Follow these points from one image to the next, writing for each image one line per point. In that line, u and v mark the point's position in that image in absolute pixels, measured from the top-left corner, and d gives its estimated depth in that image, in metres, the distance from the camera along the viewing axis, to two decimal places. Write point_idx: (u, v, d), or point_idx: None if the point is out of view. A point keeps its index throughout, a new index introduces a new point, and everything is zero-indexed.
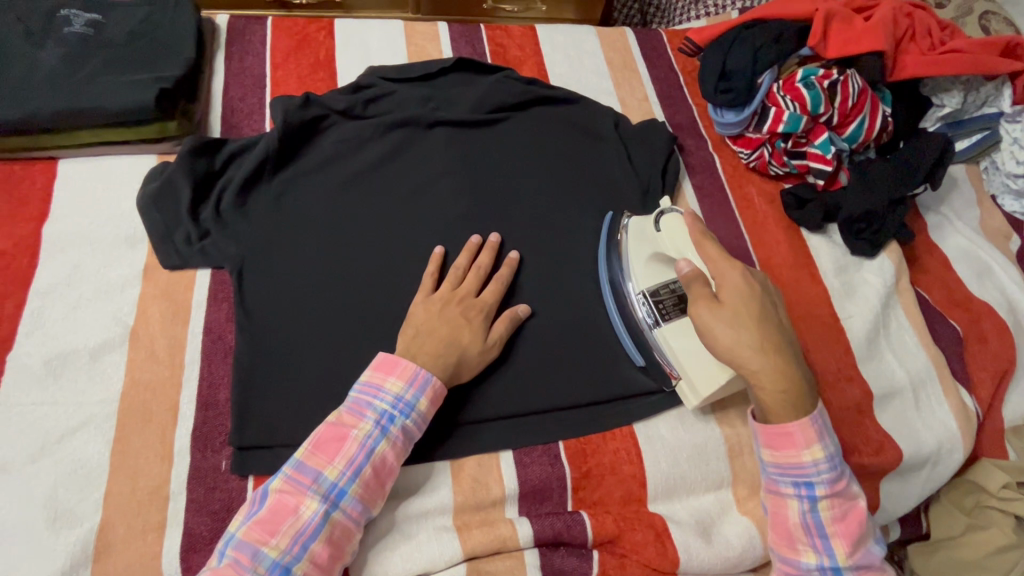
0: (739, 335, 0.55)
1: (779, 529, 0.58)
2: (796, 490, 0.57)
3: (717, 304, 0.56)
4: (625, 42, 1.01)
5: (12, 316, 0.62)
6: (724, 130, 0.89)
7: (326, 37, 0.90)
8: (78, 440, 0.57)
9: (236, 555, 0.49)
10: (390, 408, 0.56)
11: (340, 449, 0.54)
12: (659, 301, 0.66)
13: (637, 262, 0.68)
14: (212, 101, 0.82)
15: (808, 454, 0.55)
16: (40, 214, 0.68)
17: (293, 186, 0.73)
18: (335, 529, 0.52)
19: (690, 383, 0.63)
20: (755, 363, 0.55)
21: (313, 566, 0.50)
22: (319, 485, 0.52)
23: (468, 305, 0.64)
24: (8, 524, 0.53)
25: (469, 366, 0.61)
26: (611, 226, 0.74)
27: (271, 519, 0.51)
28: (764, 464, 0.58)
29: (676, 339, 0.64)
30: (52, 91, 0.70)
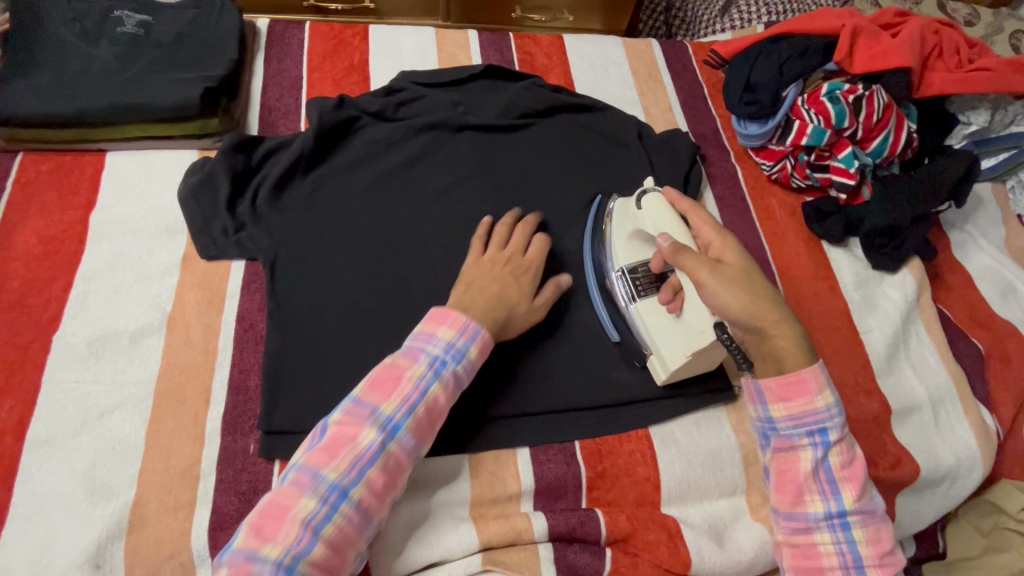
0: (750, 290, 0.57)
1: (788, 483, 0.57)
2: (809, 439, 0.56)
3: (721, 267, 0.58)
4: (651, 53, 1.03)
5: (59, 298, 0.65)
6: (747, 142, 0.91)
7: (361, 42, 0.93)
8: (117, 418, 0.60)
9: (297, 477, 0.51)
10: (441, 354, 0.58)
11: (395, 387, 0.55)
12: (636, 278, 0.68)
13: (618, 240, 0.71)
14: (251, 100, 0.85)
15: (821, 400, 0.56)
16: (88, 203, 0.72)
17: (325, 183, 0.76)
18: (390, 460, 0.54)
19: (660, 357, 0.65)
20: (770, 313, 0.57)
21: (368, 492, 0.52)
22: (376, 416, 0.54)
23: (515, 265, 0.67)
24: (50, 494, 0.55)
25: (512, 325, 0.64)
26: (595, 219, 0.76)
27: (330, 446, 0.52)
28: (775, 418, 0.57)
29: (649, 313, 0.66)
30: (104, 88, 0.73)
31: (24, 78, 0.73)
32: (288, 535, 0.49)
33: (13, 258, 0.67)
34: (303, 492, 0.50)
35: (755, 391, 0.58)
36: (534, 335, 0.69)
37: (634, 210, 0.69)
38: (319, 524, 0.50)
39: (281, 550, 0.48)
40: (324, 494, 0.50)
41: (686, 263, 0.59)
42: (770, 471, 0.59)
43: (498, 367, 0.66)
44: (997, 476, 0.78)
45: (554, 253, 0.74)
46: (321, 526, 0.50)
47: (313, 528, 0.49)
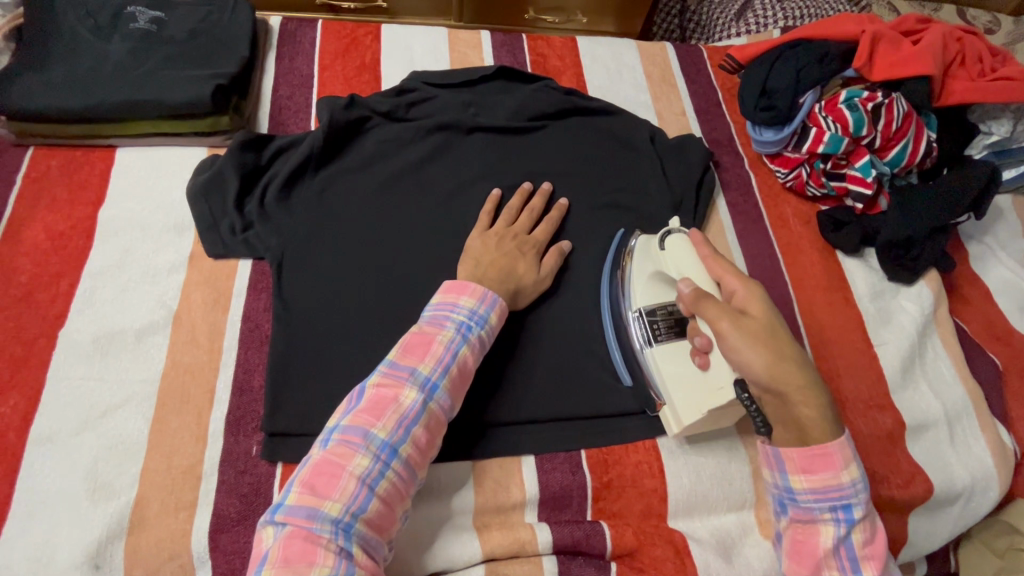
0: (776, 350, 0.54)
1: (805, 555, 0.55)
2: (832, 514, 0.54)
3: (746, 321, 0.55)
4: (665, 56, 1.02)
5: (65, 294, 0.65)
6: (762, 148, 0.89)
7: (373, 41, 0.93)
8: (121, 416, 0.59)
9: (346, 437, 0.51)
10: (466, 320, 0.60)
11: (427, 351, 0.57)
12: (654, 322, 0.65)
13: (638, 282, 0.67)
14: (262, 98, 0.85)
15: (846, 474, 0.53)
16: (97, 200, 0.72)
17: (334, 183, 0.75)
18: (431, 417, 0.55)
19: (673, 410, 0.62)
20: (795, 378, 0.54)
21: (415, 449, 0.53)
22: (414, 378, 0.55)
23: (522, 241, 0.70)
24: (52, 491, 0.55)
25: (523, 294, 0.67)
26: (619, 247, 0.73)
27: (374, 406, 0.53)
28: (796, 490, 0.54)
29: (665, 362, 0.62)
30: (116, 83, 0.73)
31: (37, 73, 0.73)
32: (345, 491, 0.49)
33: (22, 252, 0.67)
34: (355, 450, 0.51)
35: (773, 458, 0.56)
36: (542, 341, 0.68)
37: (657, 252, 0.67)
38: (374, 479, 0.50)
39: (341, 506, 0.48)
40: (377, 451, 0.51)
41: (708, 313, 0.57)
42: (784, 538, 0.57)
43: (505, 373, 0.65)
44: (1014, 495, 0.76)
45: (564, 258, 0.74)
46: (377, 481, 0.50)
47: (369, 483, 0.50)
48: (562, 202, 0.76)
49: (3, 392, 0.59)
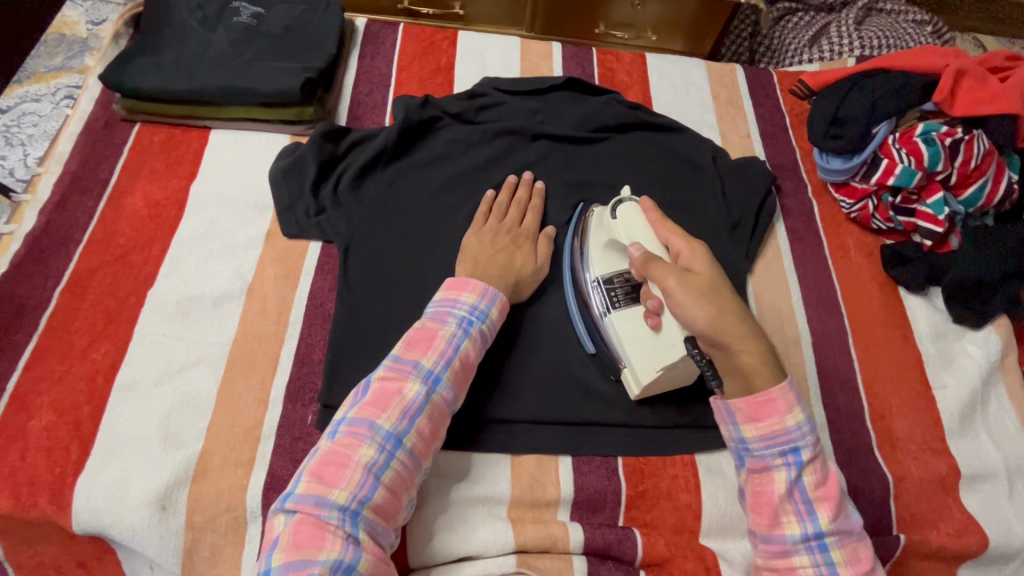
0: (717, 303, 0.54)
1: (762, 506, 0.53)
2: (783, 459, 0.52)
3: (690, 276, 0.56)
4: (734, 78, 1.02)
5: (157, 257, 0.71)
6: (828, 176, 0.88)
7: (450, 47, 0.97)
8: (194, 373, 0.64)
9: (352, 428, 0.53)
10: (467, 314, 0.62)
11: (431, 345, 0.59)
12: (612, 290, 0.67)
13: (594, 250, 0.70)
14: (343, 93, 0.90)
15: (792, 418, 0.52)
16: (190, 175, 0.78)
17: (403, 177, 0.79)
18: (434, 409, 0.57)
19: (633, 372, 0.64)
20: (739, 328, 0.54)
21: (419, 440, 0.55)
22: (417, 370, 0.57)
23: (515, 234, 0.72)
24: (130, 433, 0.60)
25: (523, 284, 0.69)
26: (579, 217, 0.77)
27: (378, 399, 0.55)
28: (747, 439, 0.53)
29: (623, 325, 0.65)
30: (217, 71, 0.80)
31: (151, 57, 0.81)
32: (351, 481, 0.51)
33: (122, 217, 0.74)
34: (361, 441, 0.53)
35: (724, 410, 0.54)
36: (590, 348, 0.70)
37: (608, 220, 0.68)
38: (380, 469, 0.52)
39: (347, 495, 0.50)
40: (381, 442, 0.53)
41: (656, 272, 0.57)
42: (746, 492, 0.55)
43: (549, 373, 0.67)
44: None
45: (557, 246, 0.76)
46: (382, 471, 0.52)
47: (374, 473, 0.52)
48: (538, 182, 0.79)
49: (95, 341, 0.65)
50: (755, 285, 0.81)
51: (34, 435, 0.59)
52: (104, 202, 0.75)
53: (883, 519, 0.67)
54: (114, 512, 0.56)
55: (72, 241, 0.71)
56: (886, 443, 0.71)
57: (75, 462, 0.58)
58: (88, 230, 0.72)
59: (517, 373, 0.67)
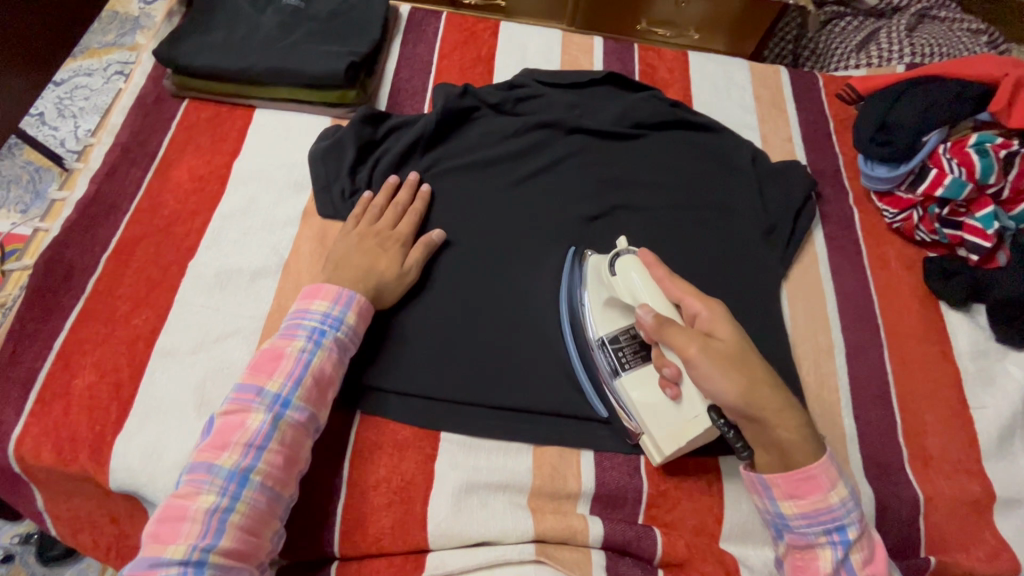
0: (744, 373, 0.54)
1: None
2: (827, 537, 0.53)
3: (712, 345, 0.55)
4: (778, 80, 0.99)
5: (199, 230, 0.73)
6: (872, 184, 0.85)
7: (491, 37, 0.97)
8: (229, 344, 0.66)
9: (191, 476, 0.52)
10: (318, 324, 0.61)
11: (277, 366, 0.58)
12: (619, 349, 0.64)
13: (595, 308, 0.67)
14: (384, 79, 0.91)
15: (835, 495, 0.53)
16: (233, 152, 0.80)
17: (438, 164, 0.80)
18: (286, 433, 0.56)
19: (654, 440, 0.61)
20: (771, 401, 0.54)
21: (270, 469, 0.54)
22: (261, 398, 0.56)
23: (384, 238, 0.70)
24: (167, 398, 0.62)
25: (386, 289, 0.67)
26: (572, 261, 0.73)
27: (219, 438, 0.54)
28: (788, 515, 0.54)
29: (636, 389, 0.62)
30: (264, 52, 0.81)
31: (202, 35, 0.83)
32: (189, 533, 0.50)
33: (168, 189, 0.76)
34: (199, 488, 0.52)
35: (760, 485, 0.55)
36: None
37: (607, 276, 0.64)
38: (224, 511, 0.51)
39: (187, 547, 0.49)
40: (222, 484, 0.52)
41: (675, 340, 0.55)
42: (786, 564, 0.56)
43: (575, 368, 0.67)
44: None
45: (443, 248, 0.73)
46: (228, 514, 0.51)
47: (219, 517, 0.51)
48: (423, 184, 0.77)
49: (137, 307, 0.67)
50: (789, 291, 0.79)
51: (76, 393, 0.61)
52: (151, 173, 0.77)
53: (910, 537, 0.66)
54: (149, 473, 0.58)
55: (119, 210, 0.74)
56: (918, 460, 0.70)
57: (115, 421, 0.60)
58: (135, 199, 0.75)
59: (544, 365, 0.67)
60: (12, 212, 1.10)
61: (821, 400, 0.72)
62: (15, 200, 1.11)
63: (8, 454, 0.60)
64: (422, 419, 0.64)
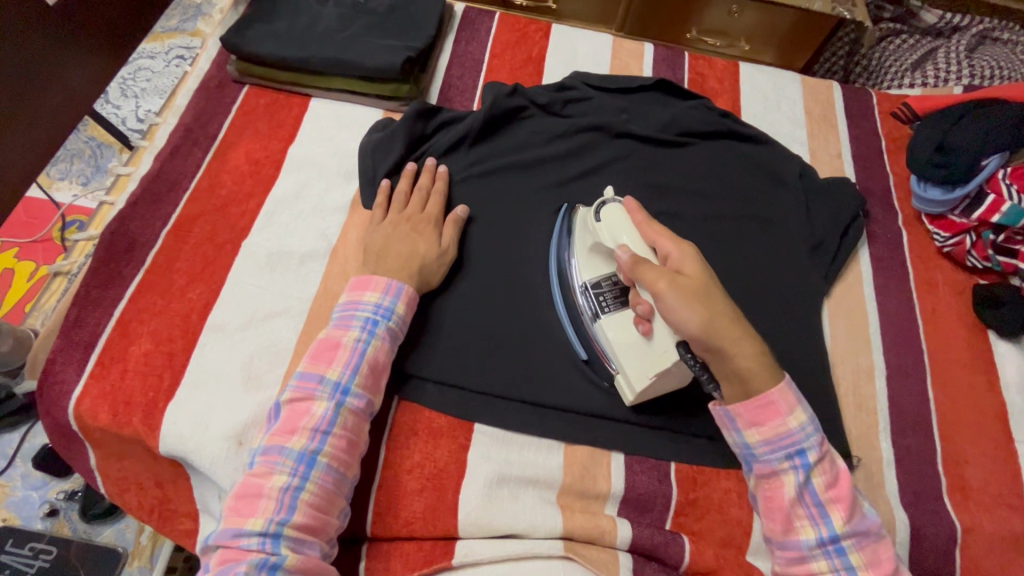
0: (709, 306, 0.54)
1: (773, 510, 0.54)
2: (789, 462, 0.53)
3: (680, 278, 0.55)
4: (830, 95, 0.98)
5: (253, 212, 0.76)
6: (923, 206, 0.83)
7: (542, 38, 0.98)
8: (276, 323, 0.68)
9: (265, 456, 0.55)
10: (372, 314, 0.63)
11: (334, 355, 0.60)
12: (600, 294, 0.66)
13: (580, 254, 0.69)
14: (436, 75, 0.93)
15: (793, 419, 0.53)
16: (288, 138, 0.82)
17: (486, 161, 0.81)
18: (348, 419, 0.58)
19: (626, 377, 0.62)
20: (730, 330, 0.54)
21: (336, 453, 0.56)
22: (323, 386, 0.58)
23: (415, 222, 0.71)
24: (217, 370, 0.64)
25: (429, 272, 0.68)
26: (564, 220, 0.76)
27: (287, 423, 0.57)
28: (752, 445, 0.54)
29: (614, 330, 0.63)
30: (324, 43, 0.84)
31: (266, 24, 0.86)
32: (265, 509, 0.52)
33: (226, 171, 0.79)
34: (273, 468, 0.54)
35: (726, 417, 0.55)
36: None
37: (593, 223, 0.66)
38: (296, 490, 0.53)
39: (265, 521, 0.52)
40: (293, 465, 0.54)
41: (646, 275, 0.56)
42: (757, 498, 0.56)
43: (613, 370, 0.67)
44: None
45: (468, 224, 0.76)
46: (299, 492, 0.53)
47: (291, 495, 0.53)
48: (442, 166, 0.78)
49: (192, 282, 0.70)
50: (831, 309, 0.78)
51: (133, 359, 0.64)
52: (211, 154, 0.80)
53: (944, 567, 0.64)
54: (197, 440, 0.61)
55: (180, 188, 0.77)
56: (957, 490, 0.68)
57: (167, 388, 0.63)
58: (195, 178, 0.78)
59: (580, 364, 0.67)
60: (73, 183, 1.16)
61: (859, 422, 0.71)
62: (77, 172, 1.17)
63: (68, 411, 0.63)
64: (458, 409, 0.65)
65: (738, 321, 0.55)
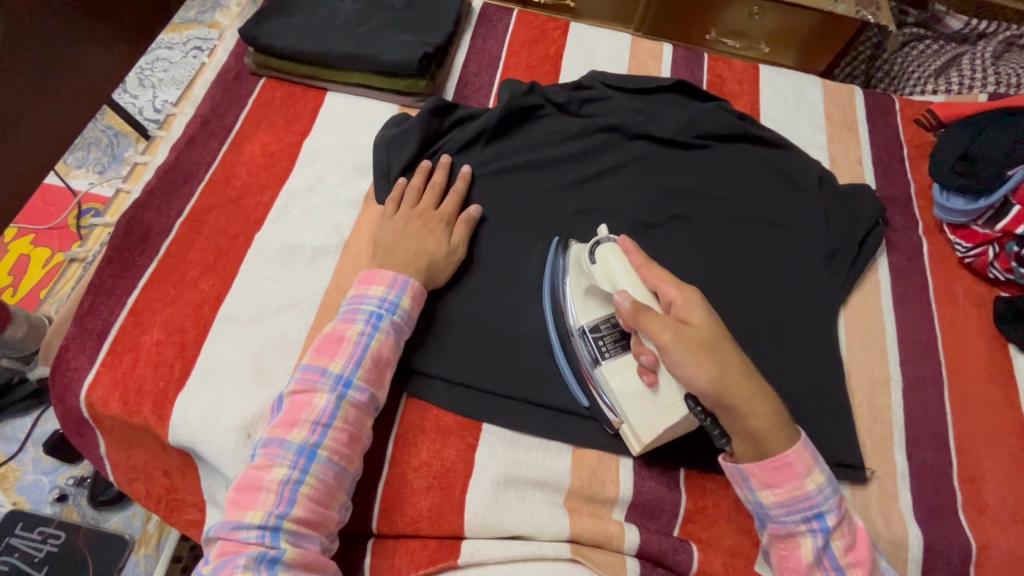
0: (718, 361, 0.52)
1: (792, 574, 0.53)
2: (807, 525, 0.52)
3: (687, 330, 0.53)
4: (852, 100, 0.96)
5: (267, 204, 0.76)
6: (945, 216, 0.81)
7: (560, 36, 0.97)
8: (287, 316, 0.68)
9: (266, 449, 0.55)
10: (376, 308, 0.62)
11: (338, 349, 0.60)
12: (599, 338, 0.63)
13: (575, 297, 0.66)
14: (452, 71, 0.92)
15: (811, 482, 0.52)
16: (304, 131, 0.82)
17: (500, 159, 0.81)
18: (350, 412, 0.58)
19: (633, 429, 0.60)
20: (742, 387, 0.52)
21: (336, 446, 0.56)
22: (325, 378, 0.58)
23: (425, 219, 0.71)
24: (228, 362, 0.65)
25: (436, 269, 0.68)
26: (554, 260, 0.71)
27: (288, 416, 0.56)
28: (767, 506, 0.53)
29: (616, 378, 0.60)
30: (342, 37, 0.84)
31: (285, 17, 0.86)
32: (265, 501, 0.52)
33: (240, 162, 0.79)
34: (273, 461, 0.54)
35: (739, 474, 0.54)
36: None
37: (589, 265, 0.63)
38: (296, 483, 0.53)
39: (264, 514, 0.52)
40: (293, 459, 0.54)
41: (650, 326, 0.53)
42: (772, 556, 0.56)
43: None
44: None
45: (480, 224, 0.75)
46: (298, 485, 0.53)
47: (291, 487, 0.53)
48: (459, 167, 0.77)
49: (205, 273, 0.70)
50: (847, 317, 0.77)
51: (145, 348, 0.65)
52: (226, 146, 0.80)
53: None
54: (206, 432, 0.61)
55: (195, 179, 0.77)
56: (973, 507, 0.66)
57: (178, 379, 0.63)
58: (210, 169, 0.78)
59: None
60: (89, 171, 1.17)
61: (873, 433, 0.70)
62: (94, 161, 1.18)
63: (80, 399, 0.63)
64: (466, 408, 0.65)
65: (750, 375, 0.53)
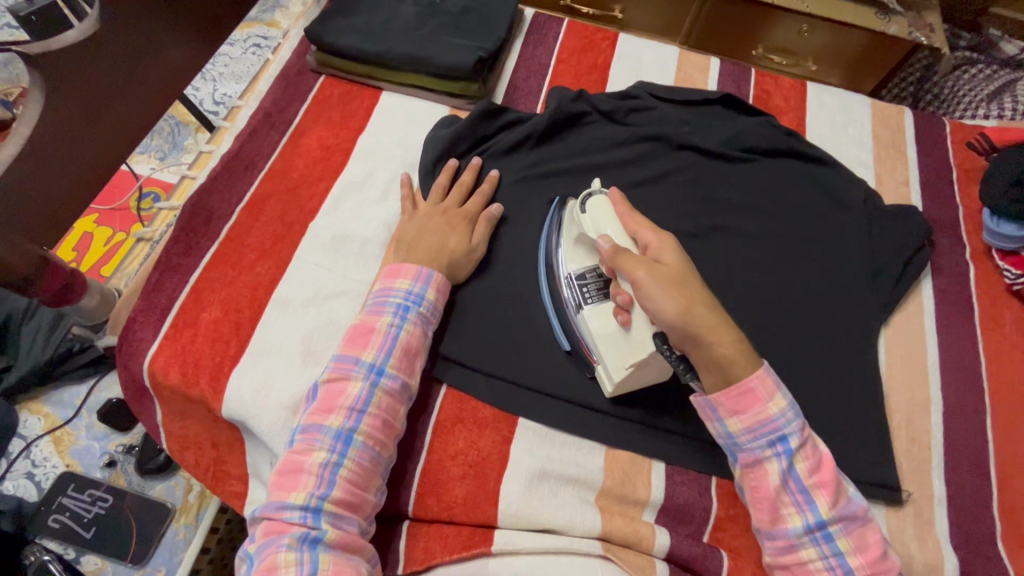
0: (686, 294, 0.54)
1: (760, 500, 0.55)
2: (772, 450, 0.54)
3: (658, 267, 0.56)
4: (901, 120, 0.96)
5: (322, 195, 0.79)
6: (995, 241, 0.80)
7: (609, 47, 0.99)
8: (336, 303, 0.71)
9: (305, 434, 0.58)
10: (403, 300, 0.65)
11: (368, 340, 0.62)
12: (584, 285, 0.68)
13: (567, 246, 0.71)
14: (502, 76, 0.95)
15: (774, 406, 0.54)
16: (359, 127, 0.86)
17: (544, 162, 0.83)
18: (383, 400, 0.60)
19: (607, 369, 0.63)
20: (707, 319, 0.54)
21: (371, 432, 0.58)
22: (359, 367, 0.61)
23: (452, 216, 0.73)
24: (279, 343, 0.68)
25: (457, 267, 0.70)
26: (555, 214, 0.76)
27: (324, 403, 0.59)
28: (734, 434, 0.55)
29: (594, 319, 0.65)
30: (400, 39, 0.87)
31: (346, 18, 0.90)
32: (307, 484, 0.55)
33: (298, 154, 0.82)
34: (313, 445, 0.57)
35: (708, 407, 0.56)
36: None
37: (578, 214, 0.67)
38: (334, 467, 0.56)
39: (306, 495, 0.54)
40: (332, 443, 0.57)
41: (624, 264, 0.57)
42: (745, 489, 0.57)
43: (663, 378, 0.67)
44: None
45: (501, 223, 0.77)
46: (337, 469, 0.56)
47: (330, 471, 0.55)
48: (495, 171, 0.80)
49: (262, 257, 0.73)
50: (888, 338, 0.76)
51: (204, 325, 0.68)
52: (286, 138, 0.84)
53: None
54: (256, 408, 0.64)
55: (256, 167, 0.81)
56: (1015, 538, 0.65)
57: (232, 356, 0.67)
58: (270, 159, 0.82)
59: None
60: (151, 157, 1.23)
61: (911, 456, 0.69)
62: (155, 148, 1.24)
63: (143, 368, 0.67)
64: (504, 402, 0.66)
65: (716, 311, 0.55)
